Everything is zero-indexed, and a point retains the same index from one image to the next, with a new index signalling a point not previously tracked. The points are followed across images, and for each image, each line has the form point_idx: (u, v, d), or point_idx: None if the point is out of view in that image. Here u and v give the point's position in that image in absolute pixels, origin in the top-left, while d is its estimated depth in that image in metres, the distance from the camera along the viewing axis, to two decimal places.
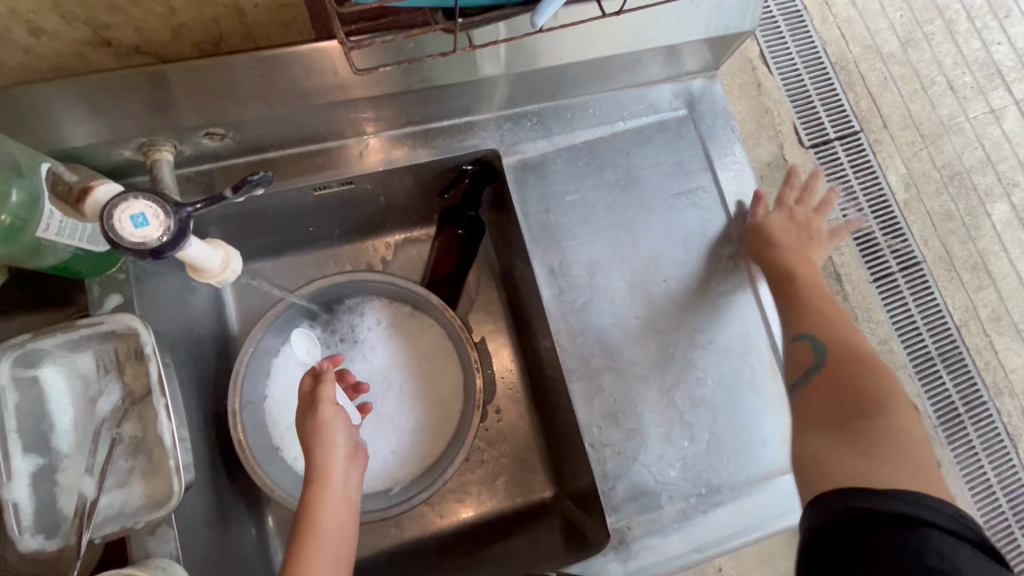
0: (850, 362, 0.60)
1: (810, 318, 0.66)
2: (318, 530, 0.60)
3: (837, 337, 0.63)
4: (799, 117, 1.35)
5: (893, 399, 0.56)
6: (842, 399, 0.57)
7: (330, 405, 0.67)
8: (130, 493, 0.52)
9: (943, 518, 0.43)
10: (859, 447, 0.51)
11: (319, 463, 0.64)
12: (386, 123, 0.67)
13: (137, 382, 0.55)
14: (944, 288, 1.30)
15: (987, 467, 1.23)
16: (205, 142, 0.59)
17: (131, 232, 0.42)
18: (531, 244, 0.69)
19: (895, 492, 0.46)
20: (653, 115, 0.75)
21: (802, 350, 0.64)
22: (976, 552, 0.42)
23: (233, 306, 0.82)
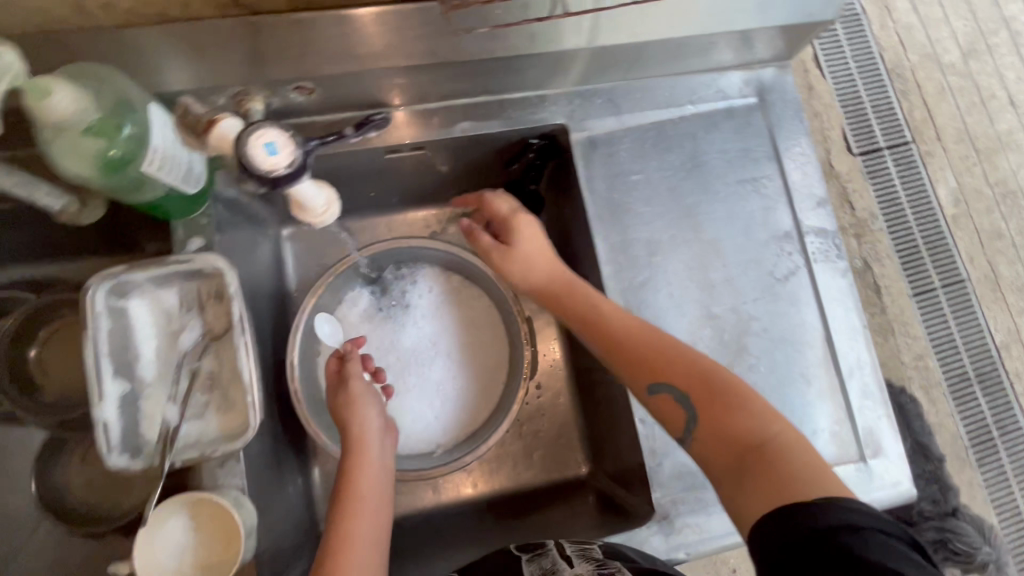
0: (710, 388, 0.55)
1: (643, 355, 0.59)
2: (357, 495, 0.60)
3: (670, 361, 0.58)
4: (849, 124, 1.32)
5: (764, 416, 0.52)
6: (723, 440, 0.53)
7: (359, 380, 0.70)
8: (207, 425, 0.55)
9: (881, 521, 0.43)
10: (769, 488, 0.47)
11: (353, 433, 0.66)
12: (459, 91, 0.68)
13: (218, 322, 0.57)
14: (987, 308, 1.27)
15: (1017, 494, 1.20)
16: (293, 97, 0.61)
17: (263, 159, 0.44)
18: (595, 220, 0.70)
19: (824, 506, 0.43)
20: (723, 101, 0.74)
21: (661, 402, 0.57)
22: (914, 552, 0.41)
23: (291, 265, 0.85)
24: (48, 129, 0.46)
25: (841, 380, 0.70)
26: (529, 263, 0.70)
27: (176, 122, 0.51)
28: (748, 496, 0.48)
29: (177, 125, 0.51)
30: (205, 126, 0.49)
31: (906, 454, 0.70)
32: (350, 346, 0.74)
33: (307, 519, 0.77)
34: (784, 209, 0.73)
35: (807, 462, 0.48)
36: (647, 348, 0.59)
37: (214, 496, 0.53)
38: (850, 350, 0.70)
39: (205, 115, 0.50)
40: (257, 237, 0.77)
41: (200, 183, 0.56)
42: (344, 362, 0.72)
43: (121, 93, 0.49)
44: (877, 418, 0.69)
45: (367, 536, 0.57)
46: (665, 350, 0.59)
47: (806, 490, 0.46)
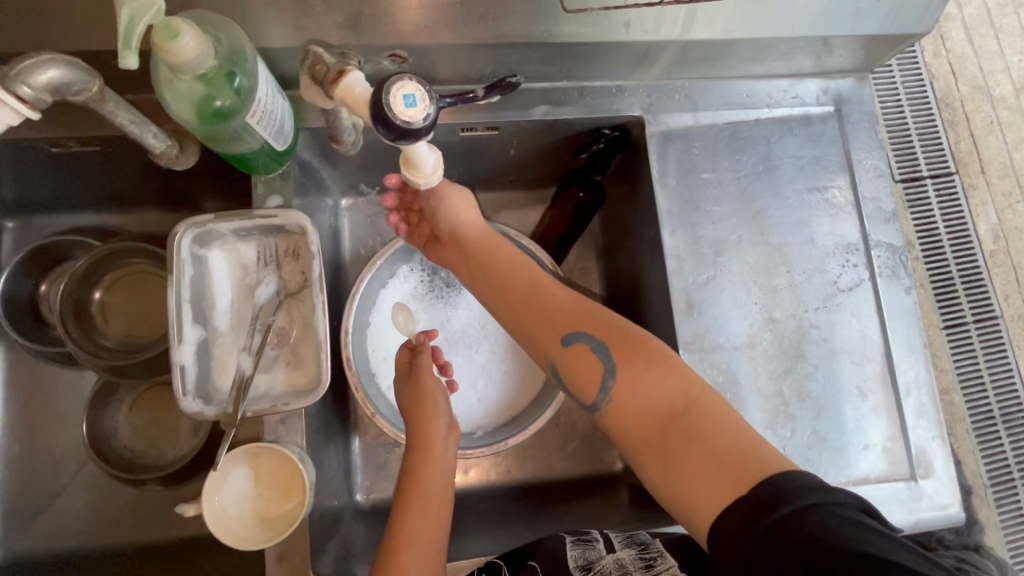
0: (629, 342, 0.58)
1: (562, 315, 0.62)
2: (422, 493, 0.63)
3: (587, 318, 0.61)
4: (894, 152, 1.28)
5: (681, 378, 0.55)
6: (646, 402, 0.55)
7: (430, 375, 0.73)
8: (275, 379, 0.56)
9: (821, 489, 0.45)
10: (698, 463, 0.50)
11: (421, 432, 0.68)
12: (539, 74, 0.68)
13: (293, 279, 0.58)
14: (1019, 347, 1.25)
15: None
16: (386, 65, 0.61)
17: (401, 110, 0.43)
18: (666, 214, 0.69)
19: (769, 485, 0.46)
20: (799, 107, 0.74)
21: (580, 352, 0.59)
22: (859, 514, 0.43)
23: (346, 236, 0.86)
24: (165, 71, 0.48)
25: (897, 398, 0.69)
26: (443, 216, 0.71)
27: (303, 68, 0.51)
28: (677, 472, 0.51)
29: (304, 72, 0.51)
30: (332, 75, 0.49)
31: (957, 477, 0.69)
32: (422, 337, 0.76)
33: (345, 486, 0.78)
34: (852, 219, 0.72)
35: (727, 424, 0.52)
36: (569, 306, 0.62)
37: (283, 449, 0.53)
38: (908, 367, 0.70)
39: (336, 65, 0.49)
40: (319, 205, 0.78)
41: (288, 142, 0.57)
42: (415, 353, 0.75)
43: (233, 42, 0.50)
44: (930, 438, 0.69)
45: (428, 532, 0.60)
46: (587, 314, 0.61)
47: (736, 463, 0.49)
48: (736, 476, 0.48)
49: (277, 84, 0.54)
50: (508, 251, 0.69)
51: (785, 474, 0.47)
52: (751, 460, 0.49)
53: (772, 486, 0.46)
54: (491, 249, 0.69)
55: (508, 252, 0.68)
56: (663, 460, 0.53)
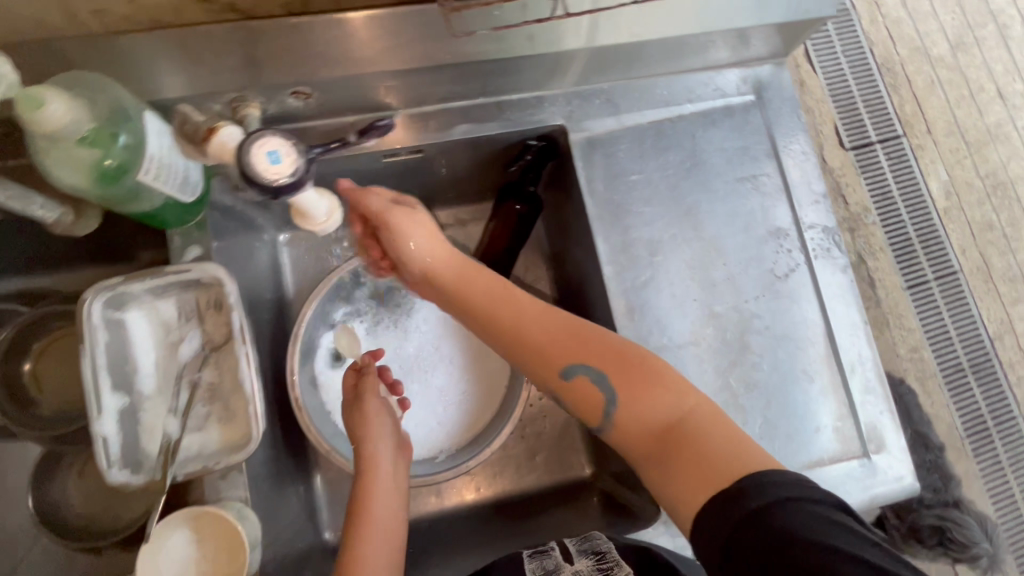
0: (627, 362, 0.55)
1: (554, 338, 0.58)
2: (367, 517, 0.63)
3: (580, 342, 0.57)
4: (842, 120, 1.32)
5: (678, 393, 0.53)
6: (642, 422, 0.53)
7: (374, 398, 0.72)
8: (208, 436, 0.54)
9: (799, 487, 0.44)
10: (686, 468, 0.48)
11: (366, 457, 0.69)
12: (453, 94, 0.67)
13: (217, 331, 0.56)
14: (979, 299, 1.28)
15: (1013, 484, 1.20)
16: (290, 102, 0.60)
17: (268, 165, 0.45)
18: (597, 221, 0.69)
19: (752, 479, 0.45)
20: (720, 100, 0.74)
21: (580, 385, 0.56)
22: (836, 511, 0.43)
23: (288, 271, 0.84)
24: (42, 139, 0.46)
25: (843, 377, 0.70)
26: (412, 252, 0.65)
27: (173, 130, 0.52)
28: (671, 480, 0.49)
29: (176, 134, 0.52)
30: (204, 133, 0.50)
31: (909, 449, 0.70)
32: (367, 357, 0.76)
33: (309, 527, 0.76)
34: (783, 207, 0.73)
35: (721, 435, 0.50)
36: (558, 333, 0.58)
37: (217, 510, 0.52)
38: (851, 345, 0.71)
39: (205, 123, 0.50)
40: (253, 245, 0.76)
41: (198, 191, 0.55)
42: (360, 375, 0.74)
43: (116, 101, 0.48)
44: (879, 414, 0.70)
45: (382, 555, 0.60)
46: (584, 336, 0.57)
47: (721, 467, 0.47)
48: (715, 479, 0.46)
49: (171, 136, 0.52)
50: (490, 274, 0.63)
51: (770, 471, 0.45)
52: (734, 465, 0.46)
53: (757, 489, 0.44)
54: (465, 276, 0.63)
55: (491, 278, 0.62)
56: (660, 471, 0.50)
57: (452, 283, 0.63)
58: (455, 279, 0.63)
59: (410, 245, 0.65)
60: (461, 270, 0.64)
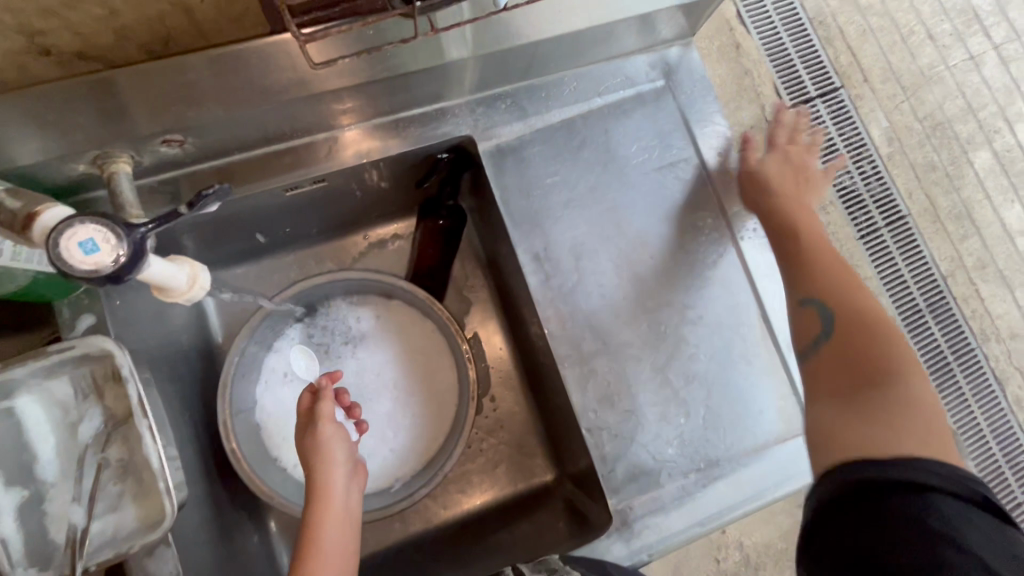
0: (866, 327, 0.59)
1: (844, 279, 0.64)
2: (318, 550, 0.59)
3: (837, 296, 0.63)
4: (781, 78, 1.30)
5: (907, 370, 0.56)
6: (847, 365, 0.58)
7: (329, 422, 0.67)
8: (123, 516, 0.51)
9: (951, 485, 0.48)
10: (878, 413, 0.53)
11: (318, 486, 0.64)
12: (348, 117, 0.64)
13: (118, 406, 0.53)
14: (930, 240, 1.29)
15: (977, 415, 1.23)
16: (162, 150, 0.56)
17: (80, 260, 0.41)
18: (516, 233, 0.68)
19: (914, 465, 0.49)
20: (630, 88, 0.72)
21: (806, 315, 0.63)
22: (981, 513, 0.47)
23: (215, 316, 0.80)
24: None
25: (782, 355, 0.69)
26: (755, 172, 0.71)
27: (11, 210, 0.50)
28: (849, 417, 0.54)
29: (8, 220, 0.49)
30: (24, 222, 0.44)
31: None
32: (325, 380, 0.70)
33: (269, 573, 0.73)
34: (706, 191, 0.71)
35: (926, 408, 0.54)
36: (850, 283, 0.64)
37: None
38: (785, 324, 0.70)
39: (23, 209, 0.45)
40: None
41: None
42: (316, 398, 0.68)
43: None
44: None
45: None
46: (856, 288, 0.63)
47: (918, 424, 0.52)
48: (903, 424, 0.52)
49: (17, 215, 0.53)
50: (811, 230, 0.69)
51: (928, 463, 0.49)
52: (920, 425, 0.52)
53: (914, 474, 0.48)
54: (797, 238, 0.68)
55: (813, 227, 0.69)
56: (849, 411, 0.55)
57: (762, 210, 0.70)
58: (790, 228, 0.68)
59: (767, 198, 0.70)
60: (794, 223, 0.68)
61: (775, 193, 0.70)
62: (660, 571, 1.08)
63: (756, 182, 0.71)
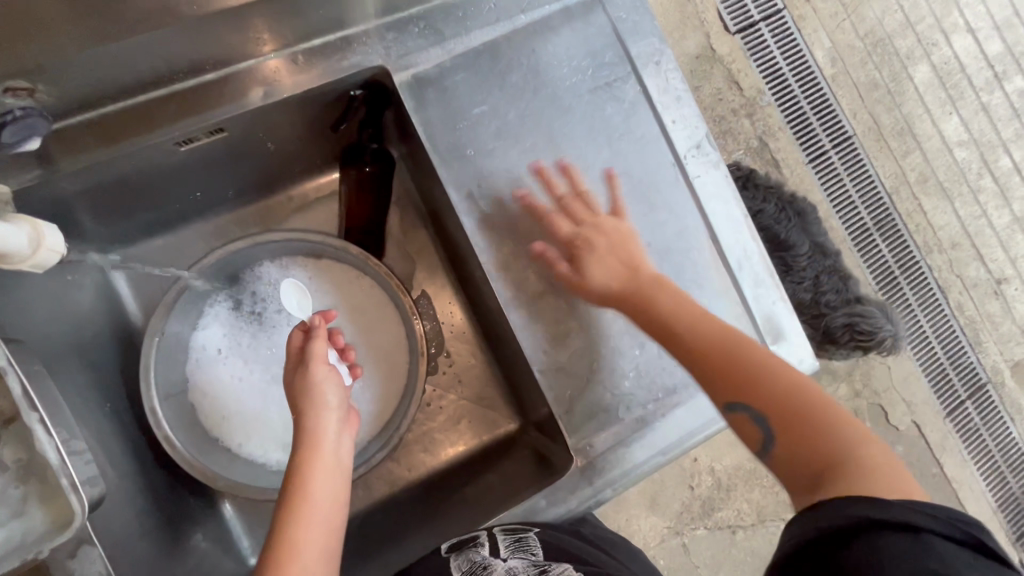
0: (795, 409, 0.53)
1: (717, 366, 0.56)
2: (307, 497, 0.56)
3: (749, 375, 0.55)
4: (723, 1, 1.25)
5: (852, 428, 0.51)
6: (795, 446, 0.52)
7: (321, 364, 0.62)
8: (27, 520, 0.46)
9: (942, 523, 0.44)
10: (851, 495, 0.47)
11: (308, 429, 0.60)
12: (236, 50, 0.56)
13: (1, 402, 0.46)
14: (875, 157, 1.29)
15: (923, 323, 1.28)
16: (10, 103, 0.48)
17: None
18: (445, 171, 0.63)
19: (894, 511, 0.44)
20: (556, 3, 0.66)
21: (738, 420, 0.55)
22: (975, 556, 0.43)
23: (132, 297, 0.73)
24: None
25: (732, 276, 0.68)
26: (588, 275, 0.62)
27: None
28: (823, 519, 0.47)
29: None
30: None
31: (804, 330, 0.70)
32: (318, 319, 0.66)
33: (226, 559, 0.70)
34: (645, 110, 0.67)
35: (872, 463, 0.49)
36: (771, 359, 0.56)
37: None
38: (735, 243, 0.68)
39: None
40: (77, 277, 0.64)
41: None
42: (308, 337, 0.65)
43: None
44: (772, 303, 0.69)
45: (317, 539, 0.54)
46: (741, 360, 0.56)
47: (876, 489, 0.47)
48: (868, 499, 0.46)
49: None
50: (665, 307, 0.59)
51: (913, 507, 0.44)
52: (875, 490, 0.46)
53: (899, 519, 0.43)
54: (650, 314, 0.59)
55: (675, 307, 0.59)
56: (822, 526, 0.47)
57: (657, 329, 0.59)
58: (639, 294, 0.60)
59: (597, 266, 0.61)
60: (641, 285, 0.61)
61: (599, 261, 0.61)
62: (637, 506, 1.11)
63: (573, 249, 0.62)
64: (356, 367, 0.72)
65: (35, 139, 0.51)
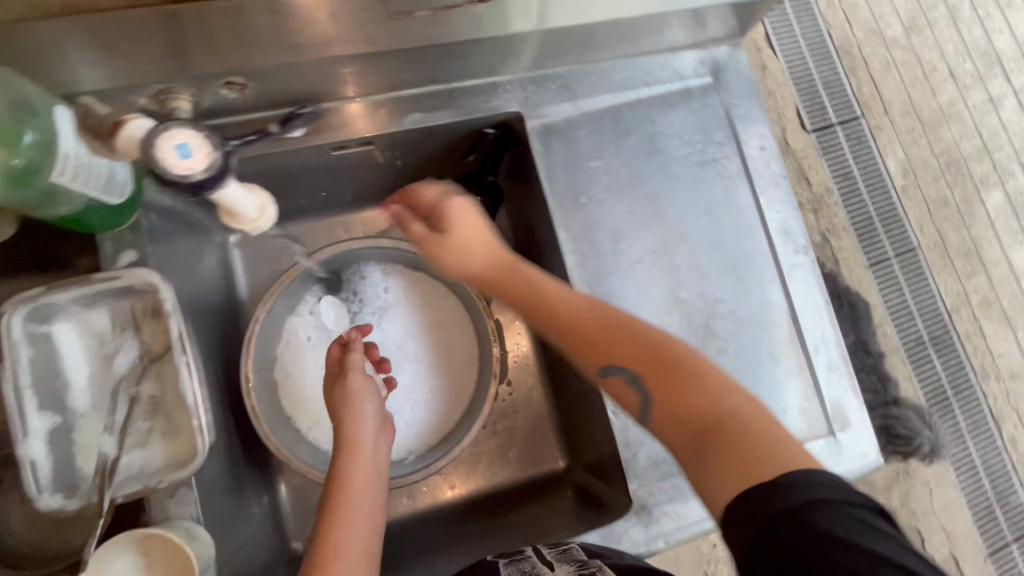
0: (664, 360, 0.53)
1: (590, 329, 0.56)
2: (346, 500, 0.59)
3: (599, 344, 0.55)
4: (802, 102, 1.31)
5: (723, 392, 0.50)
6: (682, 411, 0.51)
7: (359, 374, 0.67)
8: (151, 453, 0.51)
9: (836, 491, 0.42)
10: (745, 464, 0.45)
11: (345, 436, 0.64)
12: (404, 82, 0.65)
13: (156, 341, 0.53)
14: (937, 273, 1.30)
15: (972, 450, 1.24)
16: (223, 93, 0.57)
17: (178, 164, 0.41)
18: (558, 212, 0.68)
19: (790, 481, 0.43)
20: (678, 83, 0.73)
21: (614, 383, 0.55)
22: (873, 515, 0.42)
23: (240, 273, 0.80)
24: None
25: (807, 357, 0.70)
26: (467, 256, 0.63)
27: (80, 129, 0.48)
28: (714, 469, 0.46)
29: (80, 134, 0.47)
30: (108, 129, 0.46)
31: (872, 424, 0.71)
32: (355, 333, 0.73)
33: (274, 536, 0.73)
34: (743, 188, 0.72)
35: (771, 431, 0.47)
36: (606, 323, 0.56)
37: (163, 533, 0.49)
38: (814, 325, 0.71)
39: (109, 117, 0.46)
40: (201, 246, 0.72)
41: (127, 192, 0.54)
42: (347, 350, 0.70)
43: (21, 97, 0.46)
44: (843, 391, 0.70)
45: (358, 540, 0.56)
46: (601, 321, 0.56)
47: (767, 459, 0.45)
48: (761, 469, 0.45)
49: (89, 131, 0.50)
50: (530, 269, 0.61)
51: (802, 474, 0.43)
52: (757, 461, 0.45)
53: (795, 490, 0.43)
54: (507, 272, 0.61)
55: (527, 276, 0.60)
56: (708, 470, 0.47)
57: (523, 305, 0.59)
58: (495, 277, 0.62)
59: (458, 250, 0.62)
60: (495, 266, 0.62)
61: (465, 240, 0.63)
62: None
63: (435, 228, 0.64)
64: (393, 381, 0.76)
65: (303, 130, 0.64)
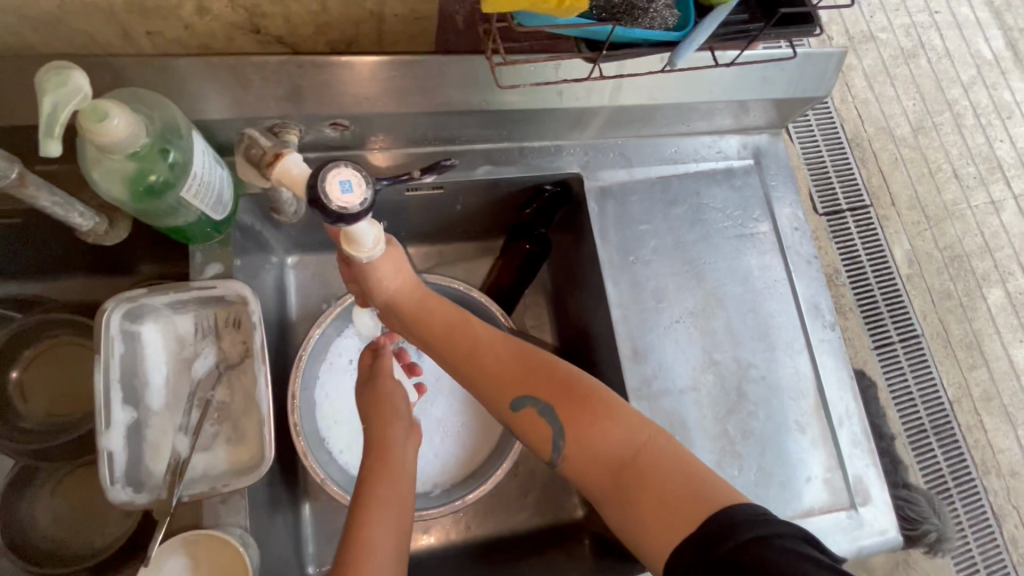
0: (572, 395, 0.59)
1: (507, 372, 0.61)
2: (375, 498, 0.60)
3: (530, 378, 0.61)
4: (815, 186, 1.40)
5: (630, 425, 0.57)
6: (599, 450, 0.57)
7: (391, 377, 0.72)
8: (215, 456, 0.57)
9: (764, 523, 0.48)
10: (665, 507, 0.51)
11: (377, 436, 0.67)
12: (479, 137, 0.71)
13: (233, 350, 0.60)
14: (939, 362, 1.34)
15: (971, 545, 1.23)
16: (327, 132, 0.63)
17: (339, 197, 0.47)
18: (608, 267, 0.73)
19: (719, 517, 0.49)
20: (723, 162, 0.80)
21: (527, 415, 0.60)
22: (801, 544, 0.46)
23: (293, 293, 0.83)
24: (94, 152, 0.50)
25: (831, 430, 0.73)
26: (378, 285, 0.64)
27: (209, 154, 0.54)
28: (637, 514, 0.53)
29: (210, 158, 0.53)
30: (270, 159, 0.54)
31: (892, 501, 0.73)
32: (385, 338, 0.77)
33: (294, 559, 0.72)
34: (778, 262, 0.77)
35: (674, 463, 0.54)
36: (510, 362, 0.62)
37: (218, 534, 0.52)
38: (839, 400, 0.74)
39: (272, 149, 0.55)
40: (264, 265, 0.76)
41: (228, 210, 0.59)
42: (377, 355, 0.75)
43: (169, 120, 0.52)
44: (865, 467, 0.72)
45: (386, 536, 0.57)
46: (474, 354, 0.62)
47: (685, 497, 0.51)
48: (694, 510, 0.50)
49: (214, 153, 0.56)
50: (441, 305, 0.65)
51: (729, 508, 0.49)
52: (696, 498, 0.51)
53: (721, 524, 0.48)
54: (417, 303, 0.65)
55: (446, 310, 0.64)
56: (620, 505, 0.54)
57: (451, 334, 0.63)
58: (415, 308, 0.64)
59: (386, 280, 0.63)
60: (416, 299, 0.65)
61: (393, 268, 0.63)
62: None
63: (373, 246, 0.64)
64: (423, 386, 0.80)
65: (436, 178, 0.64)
